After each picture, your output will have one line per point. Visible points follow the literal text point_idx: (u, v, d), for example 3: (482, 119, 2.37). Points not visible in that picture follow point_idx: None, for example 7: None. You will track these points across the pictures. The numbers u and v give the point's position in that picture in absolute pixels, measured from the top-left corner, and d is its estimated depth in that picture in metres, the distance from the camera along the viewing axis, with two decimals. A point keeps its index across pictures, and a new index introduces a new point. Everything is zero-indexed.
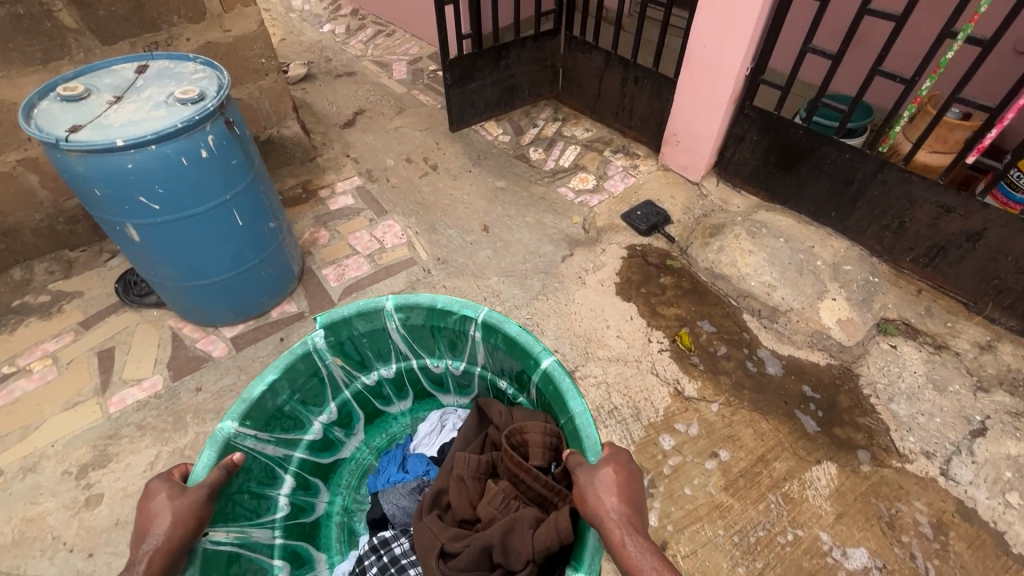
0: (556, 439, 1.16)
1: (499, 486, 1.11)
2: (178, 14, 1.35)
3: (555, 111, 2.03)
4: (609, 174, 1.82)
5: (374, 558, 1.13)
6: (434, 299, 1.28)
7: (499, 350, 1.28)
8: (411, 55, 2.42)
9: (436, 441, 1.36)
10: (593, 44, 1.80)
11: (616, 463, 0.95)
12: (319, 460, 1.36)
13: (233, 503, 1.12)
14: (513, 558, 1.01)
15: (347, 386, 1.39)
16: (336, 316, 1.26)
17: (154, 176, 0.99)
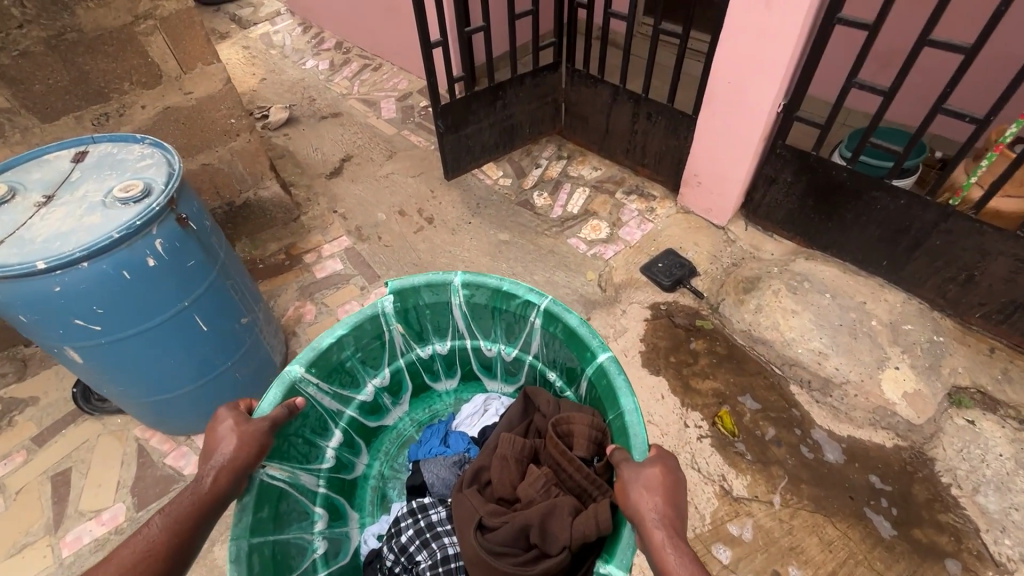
0: (601, 435, 1.11)
1: (541, 470, 1.07)
2: (130, 80, 1.18)
3: (558, 148, 1.86)
4: (624, 220, 1.64)
5: (410, 521, 1.11)
6: (501, 280, 1.28)
7: (558, 339, 1.25)
8: (400, 91, 2.26)
9: (477, 424, 1.35)
10: (599, 78, 1.63)
11: (663, 463, 0.90)
12: (366, 422, 1.38)
13: (288, 443, 1.15)
14: (549, 541, 0.98)
15: (403, 354, 1.40)
16: (407, 283, 1.30)
17: (91, 296, 0.82)
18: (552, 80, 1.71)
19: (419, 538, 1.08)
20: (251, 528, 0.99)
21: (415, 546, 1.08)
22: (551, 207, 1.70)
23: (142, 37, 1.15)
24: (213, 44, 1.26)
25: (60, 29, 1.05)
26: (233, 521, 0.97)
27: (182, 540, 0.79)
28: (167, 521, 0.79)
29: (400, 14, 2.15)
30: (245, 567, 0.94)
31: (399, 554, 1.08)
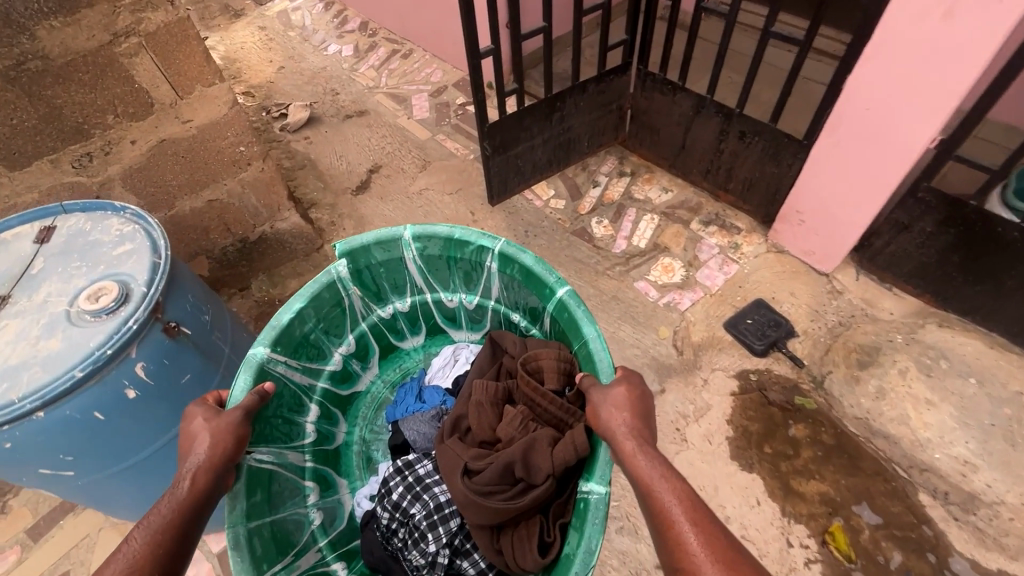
0: (569, 365, 1.12)
1: (517, 409, 1.08)
2: (114, 112, 0.96)
3: (620, 162, 1.59)
4: (702, 259, 1.37)
5: (399, 479, 1.11)
6: (452, 227, 1.24)
7: (517, 280, 1.24)
8: (433, 85, 1.98)
9: (451, 374, 1.33)
10: (679, 84, 1.33)
11: (627, 382, 0.91)
12: (340, 391, 1.32)
13: (267, 426, 1.09)
14: (533, 473, 1.00)
15: (365, 318, 1.34)
16: (356, 243, 1.23)
17: (54, 446, 0.63)
18: (619, 85, 1.42)
19: (409, 492, 1.08)
20: (245, 514, 0.96)
21: (407, 500, 1.07)
22: (613, 237, 1.45)
23: (123, 59, 0.92)
24: (214, 60, 1.02)
25: (19, 58, 0.83)
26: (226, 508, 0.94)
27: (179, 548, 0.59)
28: (153, 533, 0.58)
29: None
30: (245, 552, 0.93)
31: (392, 511, 1.06)
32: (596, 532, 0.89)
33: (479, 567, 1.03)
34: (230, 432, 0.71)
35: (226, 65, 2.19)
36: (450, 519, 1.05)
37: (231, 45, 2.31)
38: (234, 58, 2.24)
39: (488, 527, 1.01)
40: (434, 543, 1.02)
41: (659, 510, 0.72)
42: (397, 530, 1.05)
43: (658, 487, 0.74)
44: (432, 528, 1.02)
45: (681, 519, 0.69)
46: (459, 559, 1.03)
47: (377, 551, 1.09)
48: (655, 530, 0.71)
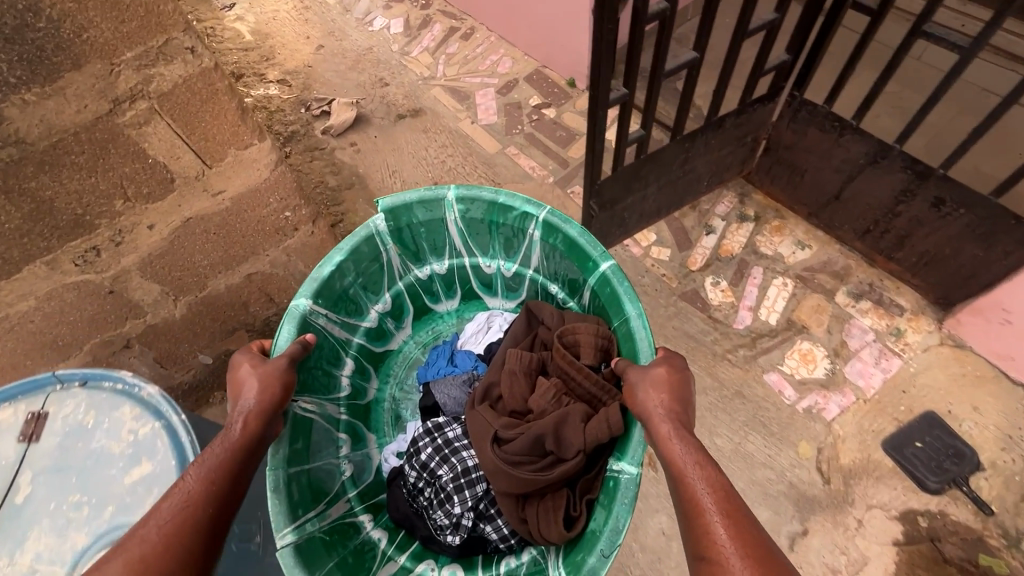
0: (607, 343, 1.06)
1: (551, 382, 1.04)
2: (123, 195, 0.71)
3: (740, 201, 1.28)
4: (852, 348, 1.09)
5: (428, 440, 1.07)
6: (496, 192, 1.12)
7: (559, 251, 1.13)
8: (500, 78, 1.64)
9: (484, 341, 1.26)
10: (852, 124, 1.00)
11: (667, 363, 0.87)
12: (373, 348, 1.25)
13: (309, 375, 1.05)
14: (564, 448, 0.96)
15: (401, 277, 1.24)
16: (399, 199, 1.13)
17: None
18: (761, 115, 1.08)
19: (439, 453, 1.05)
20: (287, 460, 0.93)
21: (435, 462, 1.04)
22: (735, 306, 1.17)
23: (130, 130, 0.66)
24: (249, 114, 0.74)
25: None
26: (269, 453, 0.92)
27: (227, 490, 0.60)
28: (208, 471, 0.60)
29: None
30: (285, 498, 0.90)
31: (420, 471, 1.04)
32: (625, 511, 0.86)
33: (502, 533, 1.00)
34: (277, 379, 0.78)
35: (257, 43, 1.88)
36: (477, 484, 1.02)
37: (262, 14, 1.98)
38: (265, 32, 1.92)
39: (514, 495, 0.98)
40: (460, 505, 1.00)
41: (689, 497, 0.67)
42: (424, 488, 1.04)
43: (691, 474, 0.69)
44: (458, 492, 1.00)
45: (710, 508, 0.64)
46: (482, 523, 1.01)
47: (402, 509, 1.07)
48: (682, 516, 0.67)
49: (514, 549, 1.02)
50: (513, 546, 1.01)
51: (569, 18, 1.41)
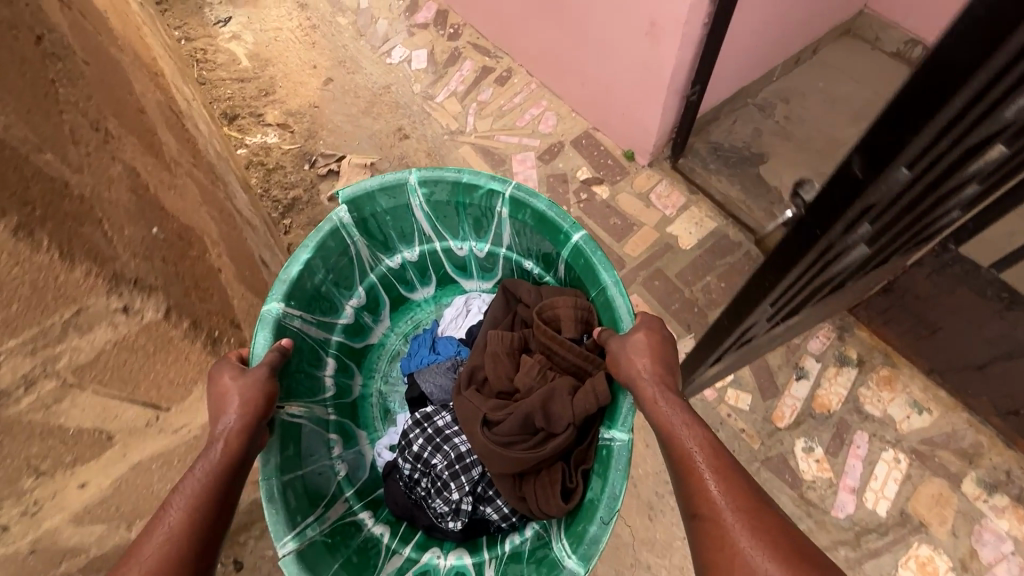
0: (586, 314, 1.09)
1: (534, 358, 1.07)
2: (32, 471, 0.47)
3: (840, 338, 1.04)
4: (985, 560, 0.88)
5: (418, 431, 1.11)
6: (458, 171, 1.16)
7: (528, 226, 1.17)
8: (542, 139, 1.38)
9: (464, 325, 1.29)
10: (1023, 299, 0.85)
11: (647, 328, 0.88)
12: (354, 344, 1.27)
13: (293, 381, 1.08)
14: (554, 422, 1.00)
15: (373, 268, 1.27)
16: (359, 189, 1.16)
17: None
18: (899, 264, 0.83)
19: (431, 443, 1.08)
20: (278, 467, 0.97)
21: (428, 451, 1.08)
22: (834, 485, 0.94)
23: (33, 415, 0.45)
24: (212, 346, 0.68)
25: None
26: (261, 463, 0.97)
27: (208, 513, 0.56)
28: (190, 500, 0.56)
29: (564, 13, 1.20)
30: (280, 505, 0.94)
31: (414, 462, 1.08)
32: (618, 478, 0.90)
33: (503, 513, 1.05)
34: (259, 390, 0.69)
35: (255, 70, 1.61)
36: (472, 468, 1.06)
37: (263, 32, 1.71)
38: (264, 56, 1.64)
39: (510, 476, 1.02)
40: (457, 492, 1.04)
41: (679, 455, 0.69)
42: (420, 479, 1.07)
43: (677, 433, 0.72)
44: (454, 479, 1.04)
45: (701, 465, 0.65)
46: (482, 505, 1.06)
47: (402, 502, 1.10)
48: (675, 473, 0.68)
49: (517, 527, 1.07)
50: (515, 523, 1.05)
51: (635, 90, 1.14)
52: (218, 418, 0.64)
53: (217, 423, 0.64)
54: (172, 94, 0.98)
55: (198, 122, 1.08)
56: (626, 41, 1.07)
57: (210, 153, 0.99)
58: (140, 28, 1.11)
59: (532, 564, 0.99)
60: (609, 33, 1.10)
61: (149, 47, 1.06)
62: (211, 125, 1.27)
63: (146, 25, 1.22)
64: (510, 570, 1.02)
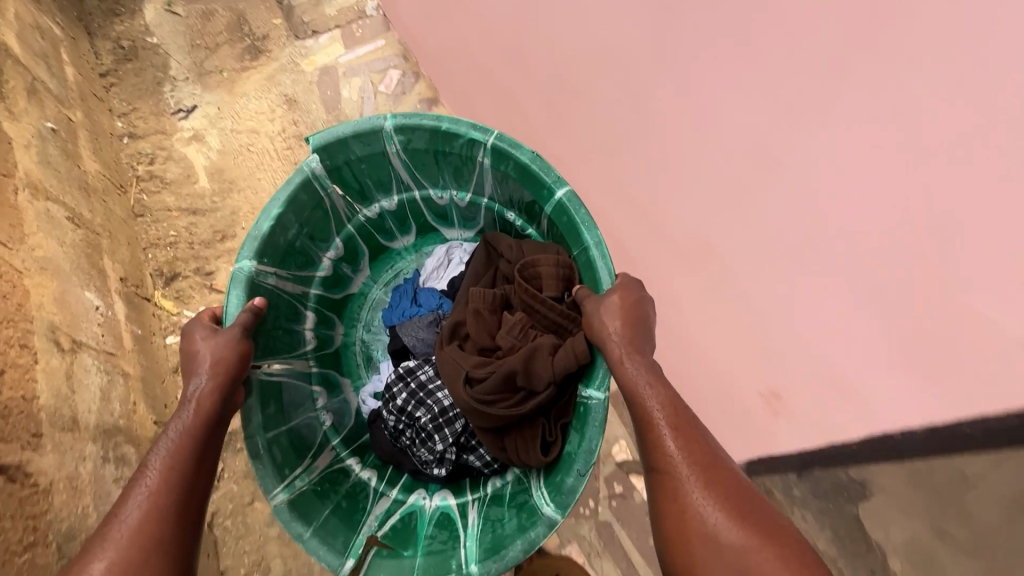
0: (569, 272, 1.04)
1: (517, 316, 1.05)
2: None
3: None
4: None
5: (402, 386, 1.13)
6: (437, 118, 1.06)
7: (510, 178, 1.09)
8: None
9: (445, 277, 1.27)
10: None
11: (624, 289, 0.84)
12: (333, 295, 1.27)
13: (270, 338, 1.09)
14: (534, 381, 0.99)
15: (349, 220, 1.22)
16: (330, 135, 1.08)
17: None
18: None
19: (413, 399, 1.11)
20: (262, 426, 1.00)
21: (412, 405, 1.11)
22: None
23: None
24: None
25: None
26: (244, 420, 0.99)
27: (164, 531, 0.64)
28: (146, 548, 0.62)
29: (632, 261, 0.98)
30: (267, 459, 0.98)
31: (398, 415, 1.12)
32: (595, 434, 0.92)
33: (485, 461, 1.10)
34: (234, 348, 0.85)
35: (213, 197, 1.24)
36: (456, 421, 1.10)
37: (233, 134, 1.34)
38: (230, 173, 1.28)
39: (492, 429, 1.05)
40: (441, 442, 1.09)
41: (641, 412, 0.72)
42: (404, 430, 1.12)
43: (644, 392, 0.73)
44: (439, 430, 1.09)
45: (661, 422, 0.70)
46: (466, 454, 1.11)
47: (387, 448, 1.17)
48: (636, 425, 0.73)
49: (498, 472, 1.12)
50: (497, 469, 1.11)
51: (718, 389, 0.93)
52: (193, 378, 0.79)
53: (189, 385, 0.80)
54: (30, 396, 0.65)
55: (82, 391, 0.74)
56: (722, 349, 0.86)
57: (81, 488, 0.68)
58: (16, 237, 0.76)
59: (512, 509, 1.01)
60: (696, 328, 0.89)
61: (19, 284, 0.72)
62: (123, 327, 0.92)
63: (43, 195, 0.87)
64: (492, 512, 1.05)
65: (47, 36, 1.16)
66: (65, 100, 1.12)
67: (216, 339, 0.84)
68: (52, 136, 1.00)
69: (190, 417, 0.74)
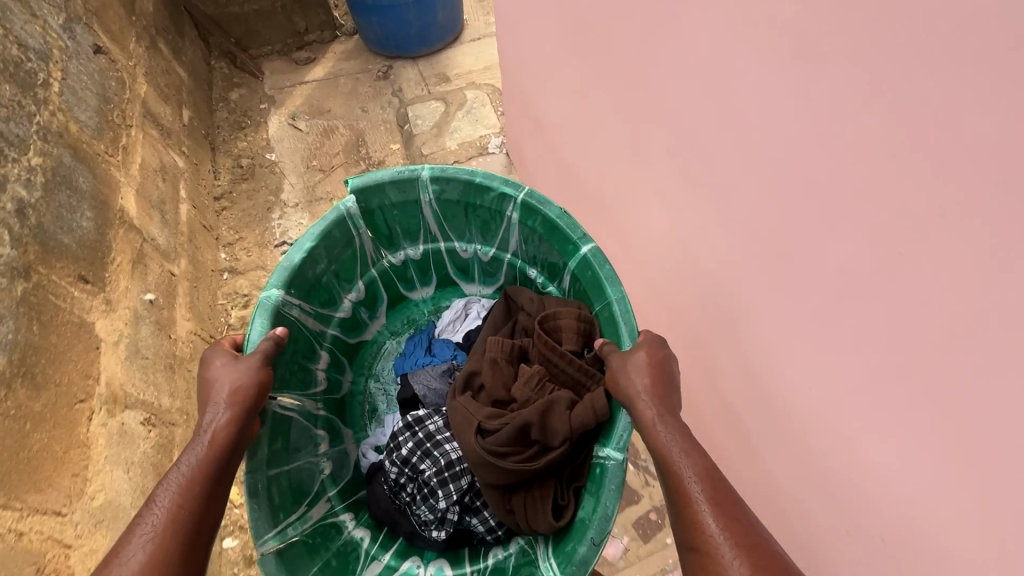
0: (590, 326, 1.06)
1: (533, 368, 1.05)
2: None
3: None
4: None
5: (408, 435, 1.11)
6: (472, 172, 1.15)
7: (537, 233, 1.15)
8: None
9: (459, 330, 1.33)
10: None
11: (648, 346, 0.85)
12: (348, 340, 1.29)
13: (285, 371, 1.10)
14: (550, 436, 0.96)
15: (375, 263, 1.27)
16: (370, 180, 1.15)
17: None
18: None
19: (420, 449, 1.09)
20: (267, 461, 0.97)
21: (417, 456, 1.09)
22: None
23: None
24: None
25: None
26: (249, 465, 0.95)
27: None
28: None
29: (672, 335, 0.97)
30: (263, 500, 0.95)
31: (402, 466, 1.09)
32: (611, 499, 0.88)
33: (488, 526, 1.04)
34: (253, 375, 0.85)
35: None
36: (461, 478, 1.06)
37: None
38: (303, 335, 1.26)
39: (500, 488, 1.00)
40: (444, 500, 1.04)
41: (674, 482, 0.68)
42: (405, 484, 1.08)
43: (676, 457, 0.70)
44: (442, 485, 1.05)
45: (699, 495, 0.65)
46: (468, 516, 1.06)
47: (383, 505, 1.12)
48: (671, 502, 0.68)
49: (501, 542, 1.06)
50: (500, 538, 1.05)
51: None
52: (210, 411, 0.79)
53: (206, 411, 0.80)
54: None
55: None
56: (820, 488, 0.73)
57: None
58: (75, 493, 0.80)
59: None
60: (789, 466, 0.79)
61: (63, 569, 0.75)
62: None
63: (121, 408, 0.93)
64: None
65: (168, 177, 1.23)
66: (171, 254, 1.18)
67: (235, 366, 0.86)
68: (148, 311, 1.06)
69: (203, 448, 0.74)
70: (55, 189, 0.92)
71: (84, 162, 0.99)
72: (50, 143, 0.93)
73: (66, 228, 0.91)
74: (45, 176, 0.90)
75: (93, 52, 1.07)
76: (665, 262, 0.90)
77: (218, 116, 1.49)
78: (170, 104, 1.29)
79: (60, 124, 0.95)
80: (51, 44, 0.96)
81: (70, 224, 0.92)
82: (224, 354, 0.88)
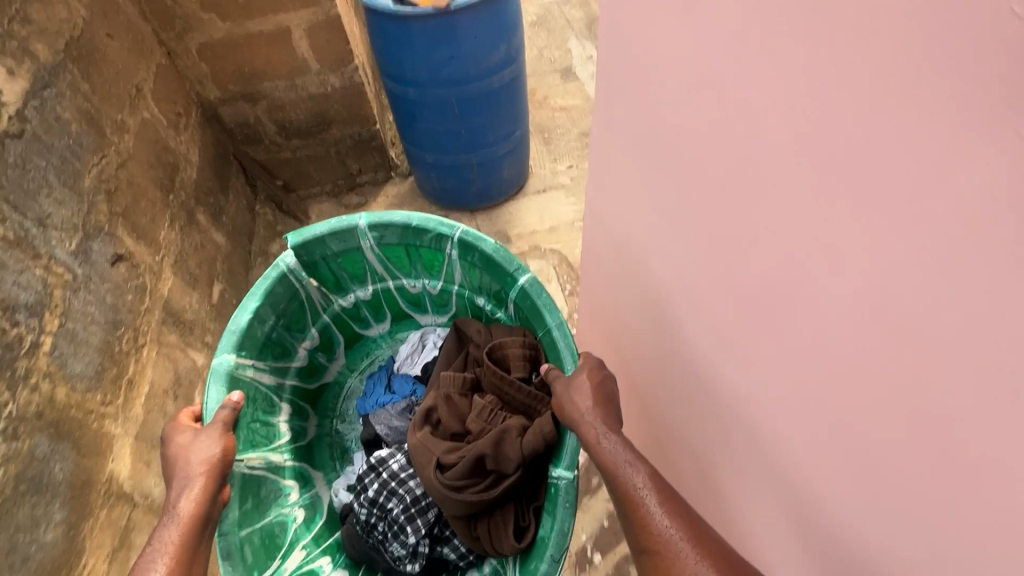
0: (533, 350, 1.47)
1: (485, 402, 1.44)
2: None
3: None
4: None
5: (373, 476, 1.48)
6: (407, 219, 1.50)
7: (477, 266, 1.52)
8: None
9: (415, 363, 1.74)
10: None
11: (589, 371, 1.19)
12: (308, 384, 1.72)
13: (249, 432, 1.44)
14: (502, 465, 1.32)
15: (325, 310, 1.70)
16: (310, 237, 1.53)
17: None
18: None
19: (385, 489, 1.45)
20: (237, 522, 1.30)
21: (382, 496, 1.44)
22: None
23: None
24: None
25: None
26: (229, 508, 1.30)
27: None
28: None
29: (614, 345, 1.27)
30: (235, 558, 1.27)
31: (370, 506, 1.43)
32: (566, 514, 1.21)
33: (459, 552, 1.44)
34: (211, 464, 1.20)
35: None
36: (427, 514, 1.43)
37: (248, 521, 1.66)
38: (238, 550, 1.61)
39: (464, 518, 1.36)
40: (412, 536, 1.39)
41: (624, 493, 0.99)
42: (376, 523, 1.42)
43: (620, 471, 1.01)
44: (409, 522, 1.40)
45: (640, 501, 0.96)
46: (439, 545, 1.45)
47: (358, 546, 1.45)
48: (621, 507, 1.00)
49: (475, 564, 1.45)
50: (471, 560, 1.44)
51: None
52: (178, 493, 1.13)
53: (173, 492, 1.14)
54: None
55: None
56: (725, 478, 1.02)
57: None
58: None
59: None
60: (713, 463, 1.04)
61: None
62: None
63: None
64: None
65: (178, 391, 1.71)
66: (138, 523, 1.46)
67: (196, 453, 1.21)
68: None
69: (173, 527, 1.07)
70: (20, 504, 1.18)
71: (61, 439, 1.29)
72: (18, 445, 1.19)
73: (18, 564, 1.15)
74: (11, 486, 1.16)
75: (112, 263, 1.54)
76: (620, 314, 1.20)
77: (255, 272, 2.24)
78: (196, 290, 1.87)
79: (47, 396, 1.28)
80: (52, 283, 1.34)
81: (24, 558, 1.17)
82: (183, 432, 1.26)
